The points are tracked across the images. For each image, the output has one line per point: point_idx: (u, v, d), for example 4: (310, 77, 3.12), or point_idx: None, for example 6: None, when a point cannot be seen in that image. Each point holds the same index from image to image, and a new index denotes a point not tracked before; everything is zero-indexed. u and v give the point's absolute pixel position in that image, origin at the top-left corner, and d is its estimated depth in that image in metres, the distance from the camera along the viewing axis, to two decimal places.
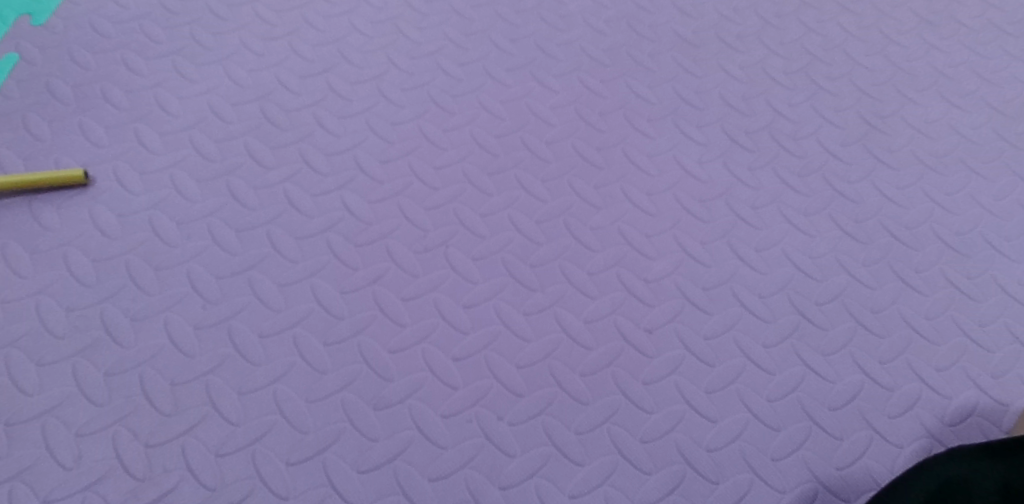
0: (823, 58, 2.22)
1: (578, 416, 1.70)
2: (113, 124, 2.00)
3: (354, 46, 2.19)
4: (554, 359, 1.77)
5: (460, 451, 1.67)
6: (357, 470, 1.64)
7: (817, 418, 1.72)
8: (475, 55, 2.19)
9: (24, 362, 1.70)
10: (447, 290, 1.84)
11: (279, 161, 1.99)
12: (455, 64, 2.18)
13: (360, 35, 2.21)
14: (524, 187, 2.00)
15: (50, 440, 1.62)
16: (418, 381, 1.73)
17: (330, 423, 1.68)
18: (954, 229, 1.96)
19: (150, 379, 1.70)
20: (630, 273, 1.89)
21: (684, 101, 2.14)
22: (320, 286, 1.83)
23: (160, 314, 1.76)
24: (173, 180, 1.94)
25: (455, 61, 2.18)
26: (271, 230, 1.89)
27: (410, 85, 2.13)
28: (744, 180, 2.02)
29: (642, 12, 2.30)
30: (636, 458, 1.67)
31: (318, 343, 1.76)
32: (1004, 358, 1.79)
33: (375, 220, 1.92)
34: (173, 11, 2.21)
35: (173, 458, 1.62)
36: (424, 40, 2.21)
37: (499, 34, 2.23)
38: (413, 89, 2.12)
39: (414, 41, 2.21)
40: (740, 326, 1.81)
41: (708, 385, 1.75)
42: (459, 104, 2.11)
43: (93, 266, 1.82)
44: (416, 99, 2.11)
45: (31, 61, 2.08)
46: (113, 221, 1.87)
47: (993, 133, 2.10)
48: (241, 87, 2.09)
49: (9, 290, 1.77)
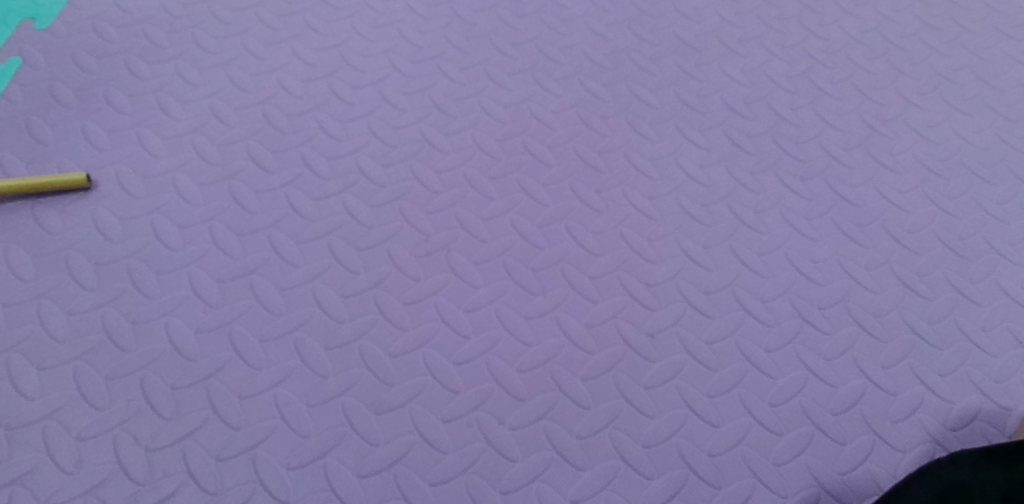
0: (823, 61, 2.42)
1: (645, 430, 1.82)
2: (169, 135, 2.16)
3: (398, 67, 2.34)
4: (619, 371, 1.89)
5: (530, 463, 1.77)
6: (427, 482, 1.74)
7: (820, 423, 1.84)
8: (491, 63, 2.37)
9: (92, 375, 1.81)
10: (509, 301, 1.97)
11: (334, 171, 2.14)
12: (499, 70, 2.36)
13: (406, 50, 2.37)
14: (581, 196, 2.14)
15: (121, 454, 1.73)
16: (482, 392, 1.85)
17: (400, 433, 1.79)
18: (958, 233, 2.12)
19: (218, 393, 1.81)
20: (690, 284, 2.01)
21: (688, 107, 2.31)
22: (383, 298, 1.96)
23: (225, 326, 1.89)
24: (232, 191, 2.09)
25: (496, 65, 2.36)
26: (332, 240, 2.03)
27: (426, 91, 2.30)
28: (746, 184, 2.17)
29: (644, 16, 2.50)
30: (704, 474, 1.77)
31: (383, 354, 1.88)
32: (1005, 363, 1.92)
33: (433, 232, 2.05)
34: (208, 49, 2.32)
35: (243, 471, 1.73)
36: (460, 46, 2.40)
37: (533, 40, 2.42)
38: (432, 97, 2.29)
39: (445, 49, 2.39)
40: (802, 340, 1.94)
41: (771, 398, 1.86)
42: (484, 112, 2.27)
43: (158, 279, 1.94)
44: (440, 104, 2.28)
45: (88, 68, 2.25)
46: (175, 230, 2.01)
47: (995, 136, 2.28)
48: (279, 100, 2.25)
49: (78, 302, 1.90)
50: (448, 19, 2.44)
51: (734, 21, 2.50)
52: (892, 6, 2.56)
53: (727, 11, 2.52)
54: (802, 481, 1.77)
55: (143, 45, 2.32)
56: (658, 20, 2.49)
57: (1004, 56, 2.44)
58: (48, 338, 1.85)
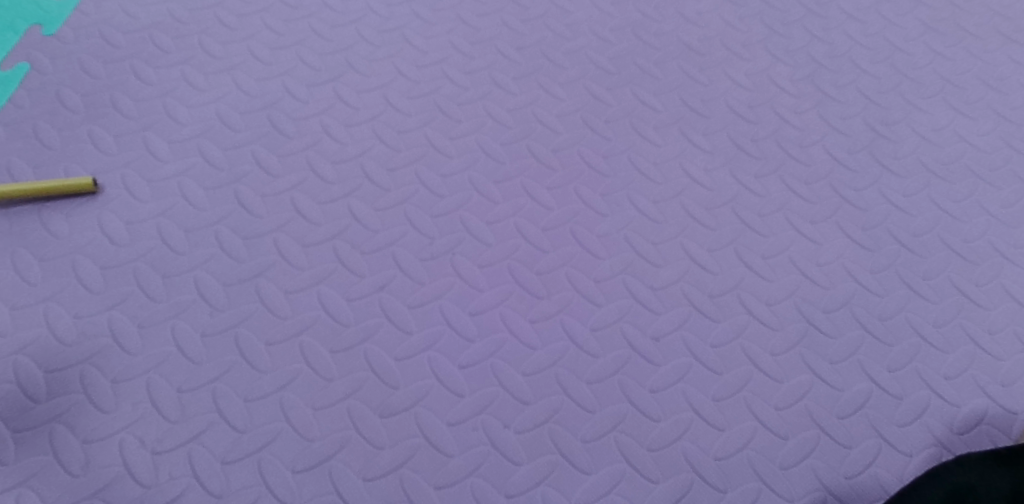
0: (828, 66, 2.32)
1: (651, 433, 1.76)
2: (176, 139, 2.09)
3: (399, 89, 2.21)
4: (624, 374, 1.83)
5: (539, 467, 1.72)
6: (435, 486, 1.69)
7: (829, 429, 1.78)
8: (482, 63, 2.27)
9: (99, 379, 1.76)
10: (514, 305, 1.90)
11: (338, 175, 2.06)
12: (461, 72, 2.26)
13: (405, 77, 2.23)
14: (583, 199, 2.05)
15: (128, 457, 1.68)
16: (487, 396, 1.79)
17: (407, 438, 1.74)
18: (964, 236, 2.04)
19: (224, 395, 1.76)
20: (697, 287, 1.94)
21: (693, 110, 2.22)
22: (388, 301, 1.89)
23: (229, 330, 1.83)
24: (238, 195, 2.01)
25: (461, 68, 2.26)
26: (337, 245, 1.96)
27: (418, 92, 2.21)
28: (752, 188, 2.09)
29: (648, 20, 2.40)
30: (707, 478, 1.72)
31: (388, 358, 1.82)
32: (1012, 367, 1.85)
33: (439, 236, 1.98)
34: (214, 55, 2.24)
35: (250, 474, 1.68)
36: (443, 46, 2.31)
37: (505, 42, 2.31)
38: (425, 97, 2.20)
39: (420, 49, 2.29)
40: (807, 345, 1.87)
41: (778, 401, 1.80)
42: (465, 113, 2.18)
43: (164, 285, 1.88)
44: (425, 106, 2.19)
45: (95, 75, 2.18)
46: (181, 235, 1.94)
47: (1000, 140, 2.19)
48: (278, 104, 2.17)
49: (84, 306, 1.84)
50: (452, 24, 2.34)
51: (736, 26, 2.39)
52: (896, 8, 2.45)
53: (728, 16, 2.41)
54: (807, 484, 1.72)
55: (149, 52, 2.23)
56: (661, 25, 2.38)
57: (1005, 60, 2.34)
58: (55, 342, 1.79)
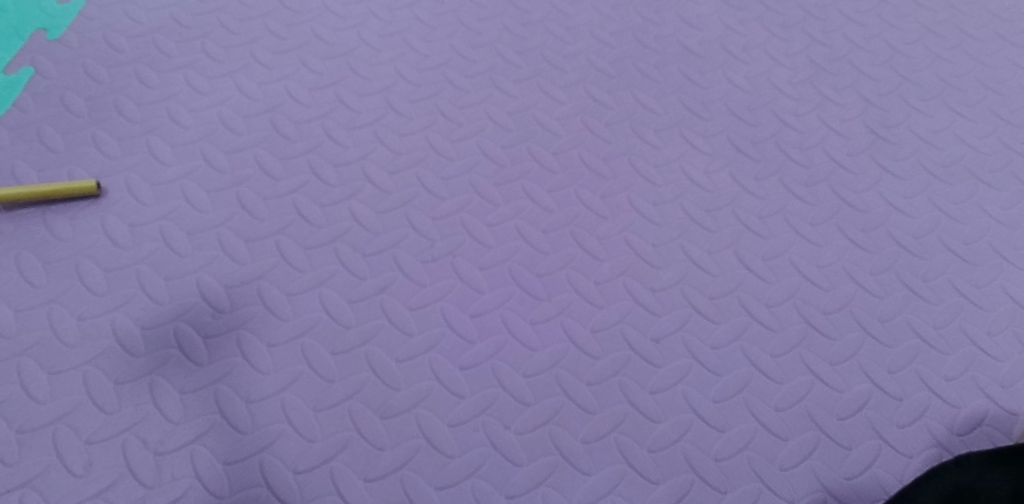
0: (827, 69, 2.34)
1: (651, 434, 1.78)
2: (179, 143, 2.12)
3: (400, 92, 2.25)
4: (623, 375, 1.85)
5: (537, 468, 1.74)
6: (435, 487, 1.71)
7: (825, 427, 1.79)
8: (483, 66, 2.31)
9: (103, 381, 1.79)
10: (515, 306, 1.93)
11: (341, 177, 2.10)
12: (462, 75, 2.29)
13: (405, 80, 2.27)
14: (584, 202, 2.08)
15: (130, 458, 1.70)
16: (488, 397, 1.82)
17: (407, 438, 1.76)
18: (964, 237, 2.05)
19: (227, 397, 1.78)
20: (692, 288, 1.96)
21: (691, 112, 2.24)
22: (388, 302, 1.92)
23: (232, 332, 1.85)
24: (241, 198, 2.04)
25: (464, 72, 2.30)
26: (338, 246, 1.99)
27: (420, 95, 2.25)
28: (752, 191, 2.11)
29: (648, 24, 2.42)
30: (707, 478, 1.74)
31: (389, 359, 1.84)
32: (1011, 370, 1.86)
33: (439, 237, 2.01)
34: (218, 58, 2.28)
35: (253, 474, 1.70)
36: (447, 49, 2.34)
37: (509, 46, 2.35)
38: (429, 99, 2.24)
39: (420, 53, 2.33)
40: (806, 345, 1.89)
41: (777, 403, 1.82)
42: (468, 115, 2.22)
43: (166, 286, 1.91)
44: (430, 109, 2.22)
45: (99, 78, 2.22)
46: (183, 236, 1.98)
47: (1000, 142, 2.20)
48: (279, 109, 2.20)
49: (85, 308, 1.87)
50: (453, 28, 2.38)
51: (737, 28, 2.41)
52: (896, 11, 2.46)
53: (728, 20, 2.43)
54: (808, 484, 1.73)
55: (153, 55, 2.27)
56: (661, 29, 2.41)
57: (1006, 63, 2.35)
58: (58, 342, 1.83)
